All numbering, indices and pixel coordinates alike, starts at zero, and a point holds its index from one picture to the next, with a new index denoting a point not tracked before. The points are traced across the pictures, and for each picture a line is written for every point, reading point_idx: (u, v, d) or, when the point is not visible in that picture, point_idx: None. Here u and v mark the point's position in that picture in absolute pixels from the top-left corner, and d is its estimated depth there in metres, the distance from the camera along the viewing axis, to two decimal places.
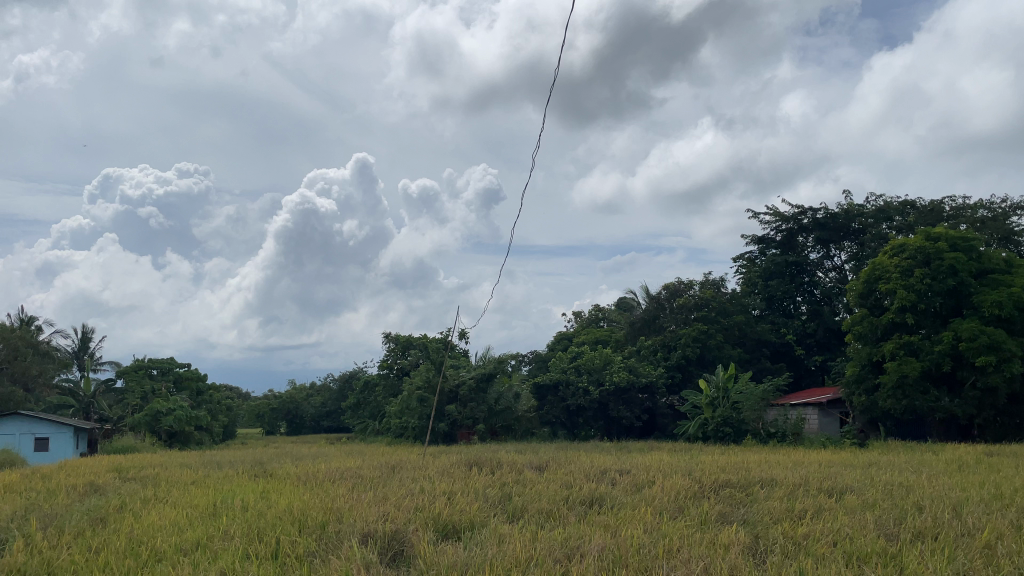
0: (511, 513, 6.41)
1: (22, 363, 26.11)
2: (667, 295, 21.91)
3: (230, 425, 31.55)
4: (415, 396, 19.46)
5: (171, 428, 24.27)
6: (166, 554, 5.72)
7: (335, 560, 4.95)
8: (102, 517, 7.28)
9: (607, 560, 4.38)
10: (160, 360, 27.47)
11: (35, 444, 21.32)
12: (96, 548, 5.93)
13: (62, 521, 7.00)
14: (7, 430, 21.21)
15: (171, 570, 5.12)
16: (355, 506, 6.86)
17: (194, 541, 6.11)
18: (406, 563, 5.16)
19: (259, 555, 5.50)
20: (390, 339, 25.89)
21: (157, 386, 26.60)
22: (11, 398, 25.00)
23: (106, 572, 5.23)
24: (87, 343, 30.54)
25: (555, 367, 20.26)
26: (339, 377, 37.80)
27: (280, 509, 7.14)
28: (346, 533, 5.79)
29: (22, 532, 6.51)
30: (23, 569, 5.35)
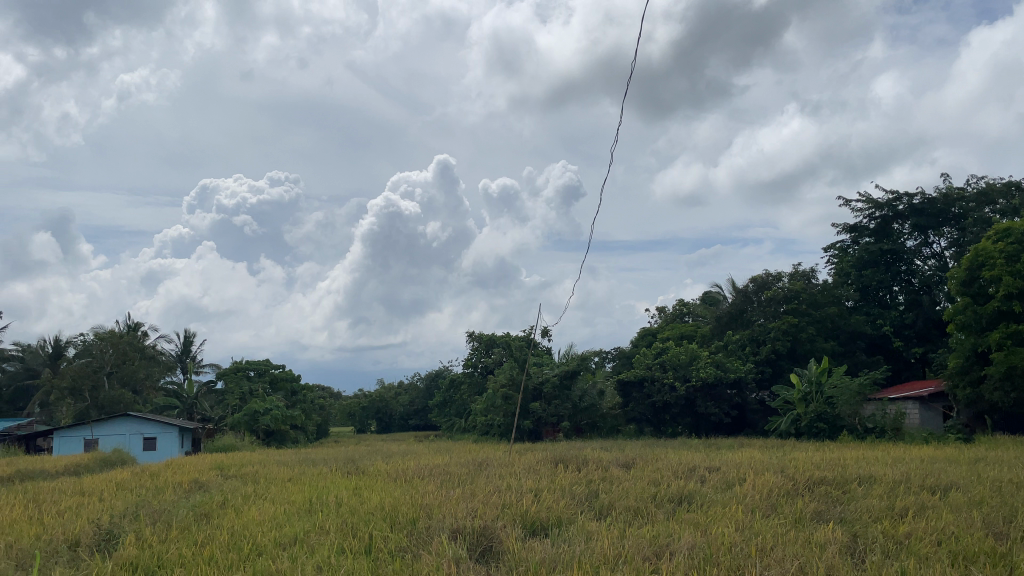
0: (599, 510, 6.38)
1: (130, 367, 27.59)
2: (754, 287, 21.39)
3: (323, 423, 32.59)
4: (500, 394, 19.66)
5: (268, 427, 25.26)
6: (266, 548, 5.95)
7: (425, 557, 5.03)
8: (206, 512, 7.65)
9: (698, 558, 4.31)
10: (257, 362, 28.62)
11: (144, 444, 22.55)
12: (202, 542, 6.23)
13: (168, 516, 7.37)
14: (119, 430, 22.51)
15: (272, 563, 5.35)
16: (444, 503, 6.97)
17: (292, 535, 6.34)
18: (496, 559, 5.22)
19: (353, 550, 5.67)
20: (474, 337, 26.16)
21: (254, 387, 27.71)
22: (121, 400, 26.51)
23: (212, 564, 5.50)
24: (189, 347, 32.07)
25: (640, 363, 20.01)
26: (426, 375, 38.41)
27: (371, 505, 7.34)
28: (435, 529, 5.90)
29: (133, 527, 6.91)
30: (135, 562, 5.68)
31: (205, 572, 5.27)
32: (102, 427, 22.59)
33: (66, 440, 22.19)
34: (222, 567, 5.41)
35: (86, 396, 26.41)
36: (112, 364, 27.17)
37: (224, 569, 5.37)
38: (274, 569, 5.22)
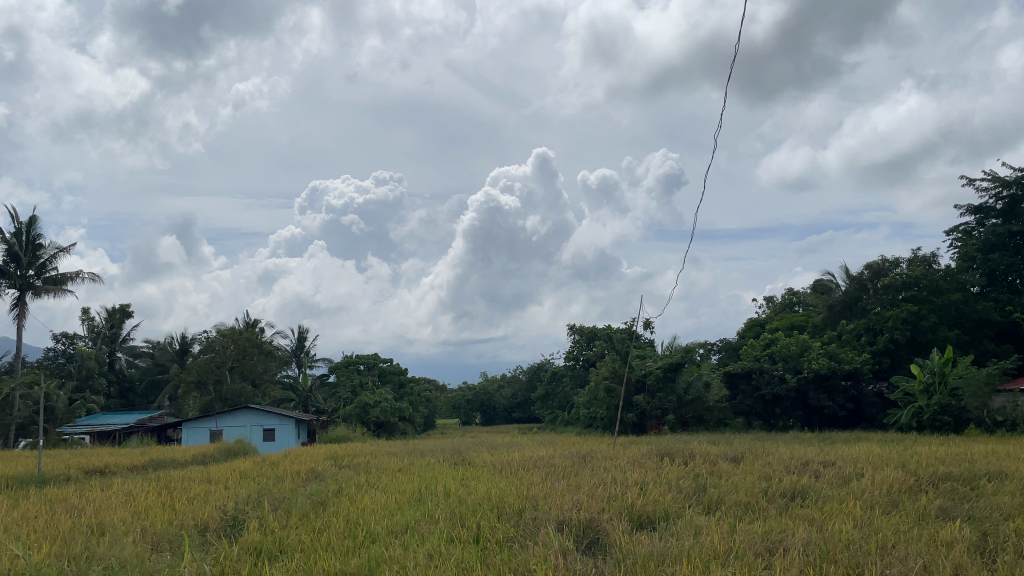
0: (707, 504, 6.29)
1: (249, 361, 28.95)
2: (870, 274, 20.43)
3: (430, 416, 33.44)
4: (602, 387, 19.60)
5: (378, 419, 26.15)
6: (378, 536, 6.18)
7: (532, 547, 5.09)
8: (323, 500, 8.01)
9: (814, 555, 4.19)
10: (366, 356, 29.65)
11: (264, 434, 23.78)
12: (319, 528, 6.55)
13: (288, 504, 7.76)
14: (241, 421, 23.84)
15: (385, 550, 5.56)
16: (550, 495, 7.03)
17: (404, 524, 6.55)
18: (603, 551, 5.23)
19: (462, 539, 5.81)
20: (575, 330, 26.21)
21: (364, 380, 28.73)
22: (243, 394, 28.03)
23: (329, 550, 5.77)
24: (302, 342, 33.55)
25: (748, 355, 19.49)
26: (528, 368, 38.71)
27: (478, 495, 7.49)
28: (542, 520, 5.97)
29: (257, 514, 7.31)
30: (259, 546, 6.03)
31: (324, 558, 5.53)
32: (226, 419, 23.90)
33: (194, 431, 23.62)
34: (338, 552, 5.67)
35: (211, 390, 28.05)
36: (233, 359, 28.66)
37: (341, 554, 5.62)
38: (388, 556, 5.42)
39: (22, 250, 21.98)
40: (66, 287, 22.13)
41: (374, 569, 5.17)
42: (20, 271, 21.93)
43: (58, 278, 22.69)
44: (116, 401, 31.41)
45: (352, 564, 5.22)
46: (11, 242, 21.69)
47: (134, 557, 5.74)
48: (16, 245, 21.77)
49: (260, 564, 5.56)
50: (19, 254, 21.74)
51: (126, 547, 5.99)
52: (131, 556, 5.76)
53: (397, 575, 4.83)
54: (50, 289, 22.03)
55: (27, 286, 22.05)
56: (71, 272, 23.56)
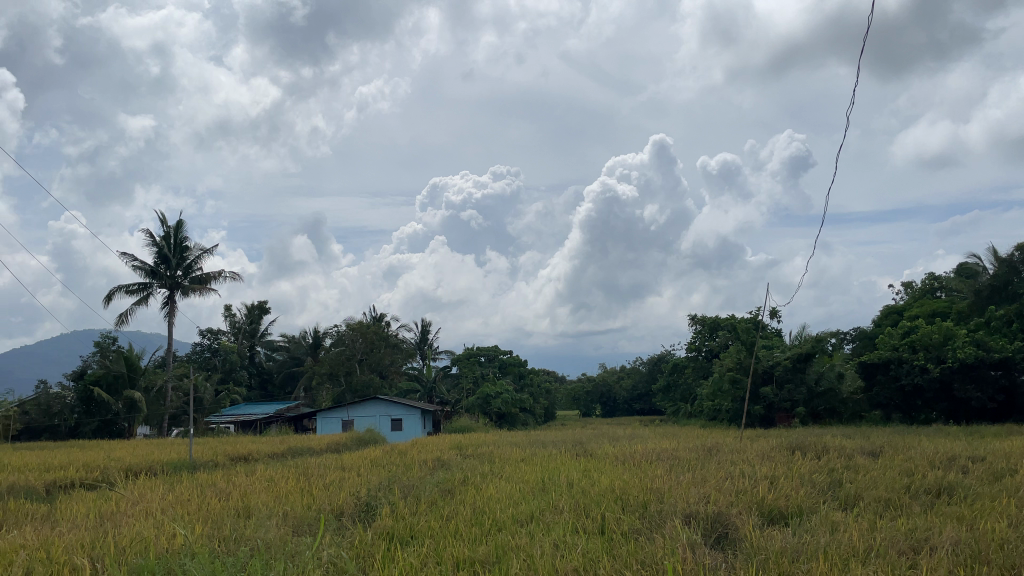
0: (844, 500, 6.03)
1: (377, 354, 30.12)
2: (1021, 256, 18.95)
3: (550, 407, 33.66)
4: (727, 378, 19.14)
5: (500, 410, 26.59)
6: (505, 524, 6.29)
7: (659, 539, 5.06)
8: (450, 488, 8.24)
9: (964, 554, 3.94)
10: (487, 348, 30.20)
11: (392, 424, 24.74)
12: (448, 516, 6.75)
13: (418, 491, 8.03)
14: (370, 411, 24.84)
15: (512, 539, 5.66)
16: (675, 488, 6.92)
17: (529, 513, 6.65)
18: (733, 546, 5.11)
19: (588, 530, 5.83)
20: (697, 320, 25.65)
21: (486, 372, 29.30)
22: (371, 385, 29.20)
23: (457, 537, 5.94)
24: (426, 335, 34.53)
25: (885, 345, 18.45)
26: (648, 359, 38.21)
27: (601, 487, 7.48)
28: (669, 513, 5.89)
29: (389, 500, 7.62)
30: (391, 531, 6.29)
31: (453, 544, 5.70)
32: (357, 410, 24.95)
33: (328, 421, 24.83)
34: (466, 539, 5.83)
35: (342, 381, 29.38)
36: (362, 352, 29.88)
37: (469, 541, 5.77)
38: (515, 545, 5.52)
39: (171, 252, 23.72)
40: (210, 286, 23.74)
41: (502, 557, 5.27)
42: (169, 272, 23.71)
43: (203, 277, 24.37)
44: (256, 392, 33.42)
45: (481, 551, 5.35)
46: (161, 245, 23.47)
47: (276, 540, 6.11)
48: (166, 248, 23.54)
49: (392, 549, 5.78)
50: (168, 256, 23.49)
51: (270, 530, 6.39)
52: (275, 538, 6.13)
53: (523, 562, 4.92)
54: (195, 288, 23.70)
55: (175, 285, 23.81)
56: (213, 271, 25.26)
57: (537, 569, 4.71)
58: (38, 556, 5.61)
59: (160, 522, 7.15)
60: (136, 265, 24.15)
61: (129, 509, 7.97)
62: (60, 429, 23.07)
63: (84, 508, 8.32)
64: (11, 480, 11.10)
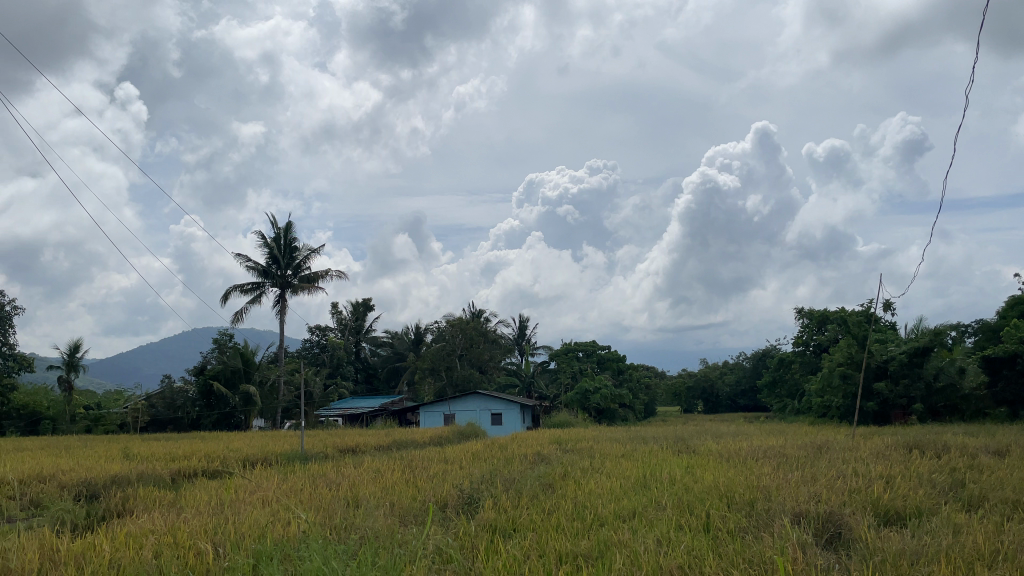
0: (967, 501, 5.71)
1: (477, 349, 30.44)
2: None
3: (650, 403, 33.31)
4: (837, 373, 18.41)
5: (599, 405, 26.52)
6: (607, 519, 6.30)
7: (768, 539, 4.94)
8: (551, 483, 8.31)
9: None
10: (585, 343, 30.11)
11: (492, 419, 25.03)
12: (550, 509, 6.80)
13: (519, 485, 8.13)
14: (471, 406, 25.25)
15: (615, 534, 5.66)
16: (783, 486, 6.74)
17: (631, 509, 6.62)
18: (846, 547, 4.94)
19: (692, 527, 5.76)
20: (805, 313, 24.77)
21: (584, 367, 29.27)
22: (471, 379, 29.63)
23: (559, 531, 5.98)
24: (524, 331, 34.80)
25: (1010, 337, 16.98)
26: (752, 354, 37.13)
27: (706, 484, 7.35)
28: (777, 511, 5.74)
29: (492, 493, 7.74)
30: (494, 523, 6.40)
31: (555, 538, 5.75)
32: (457, 404, 25.42)
33: (430, 415, 25.42)
34: (568, 533, 5.87)
35: (443, 376, 30.01)
36: (462, 347, 30.36)
37: (572, 535, 5.81)
38: (618, 540, 5.52)
39: (281, 252, 24.79)
40: (317, 284, 24.71)
41: (604, 552, 5.28)
42: (280, 271, 24.81)
43: (311, 276, 25.36)
44: (363, 386, 34.51)
45: (584, 546, 5.37)
46: (272, 246, 24.58)
47: (384, 529, 6.32)
48: (276, 249, 24.64)
49: (496, 541, 5.90)
50: (278, 256, 24.56)
51: (378, 520, 6.61)
52: (384, 528, 6.35)
53: (626, 557, 4.92)
54: (304, 287, 24.70)
55: (286, 284, 24.90)
56: (321, 270, 26.28)
57: (641, 565, 4.69)
58: (167, 540, 6.01)
59: (276, 510, 7.52)
60: (250, 265, 25.41)
61: (248, 497, 8.43)
62: (183, 421, 24.56)
63: (207, 496, 8.84)
64: (141, 468, 11.93)
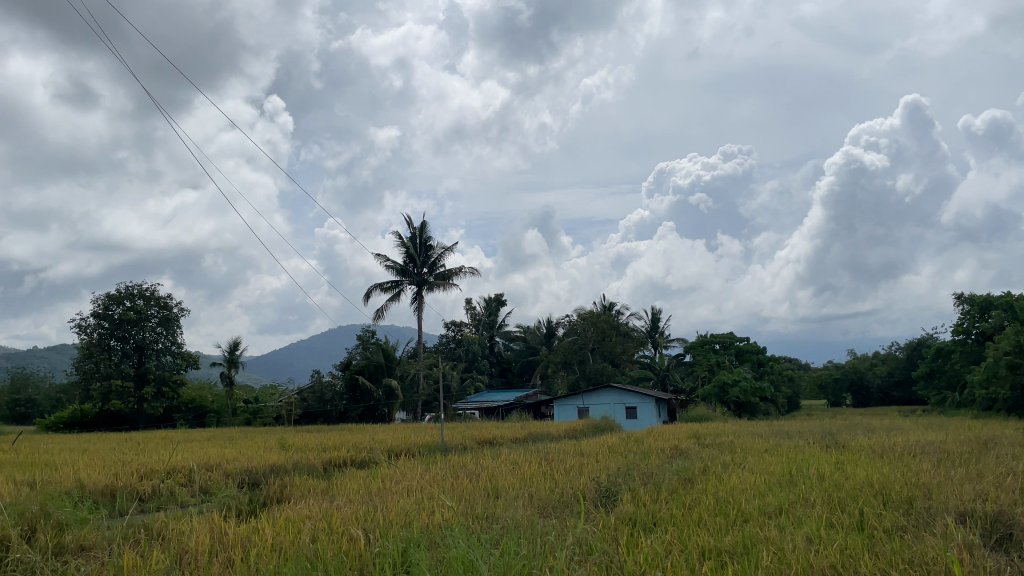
0: None
1: (609, 342, 30.12)
2: None
3: (793, 396, 31.99)
4: (1004, 362, 16.99)
5: (738, 399, 25.77)
6: (752, 515, 6.12)
7: (929, 538, 4.66)
8: (690, 477, 8.17)
9: None
10: (722, 334, 29.27)
11: (627, 412, 24.85)
12: (691, 505, 6.68)
13: (657, 479, 8.07)
14: (605, 399, 25.17)
15: (760, 531, 5.51)
16: (945, 483, 6.30)
17: (777, 506, 6.40)
18: (1020, 549, 4.56)
19: (845, 525, 5.51)
20: (964, 299, 23.06)
21: (721, 359, 28.48)
22: (604, 373, 29.49)
23: (701, 527, 5.86)
24: (657, 323, 34.34)
25: None
26: (906, 344, 34.81)
27: (856, 480, 7.00)
28: (938, 510, 5.39)
29: (630, 486, 7.71)
30: (633, 517, 6.37)
31: (698, 533, 5.65)
32: (591, 397, 25.41)
33: (564, 408, 25.58)
34: (711, 529, 5.75)
35: (576, 369, 30.11)
36: (594, 340, 30.22)
37: (715, 531, 5.70)
38: (764, 537, 5.36)
39: (417, 251, 25.63)
40: (452, 281, 25.36)
41: (750, 548, 5.14)
42: (416, 269, 25.69)
43: (446, 272, 26.08)
44: (497, 380, 35.17)
45: (727, 542, 5.26)
46: (409, 245, 25.46)
47: (524, 520, 6.42)
48: (412, 248, 25.51)
49: (637, 535, 5.86)
50: (414, 255, 25.43)
51: (518, 510, 6.74)
52: (525, 519, 6.45)
53: (773, 555, 4.77)
54: (439, 284, 25.43)
55: (422, 282, 25.74)
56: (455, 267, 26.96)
57: (790, 563, 4.53)
58: (322, 526, 6.38)
59: (421, 499, 7.83)
60: (389, 264, 26.45)
61: (394, 486, 8.83)
62: (332, 414, 25.94)
63: (356, 485, 9.32)
64: (296, 458, 12.73)
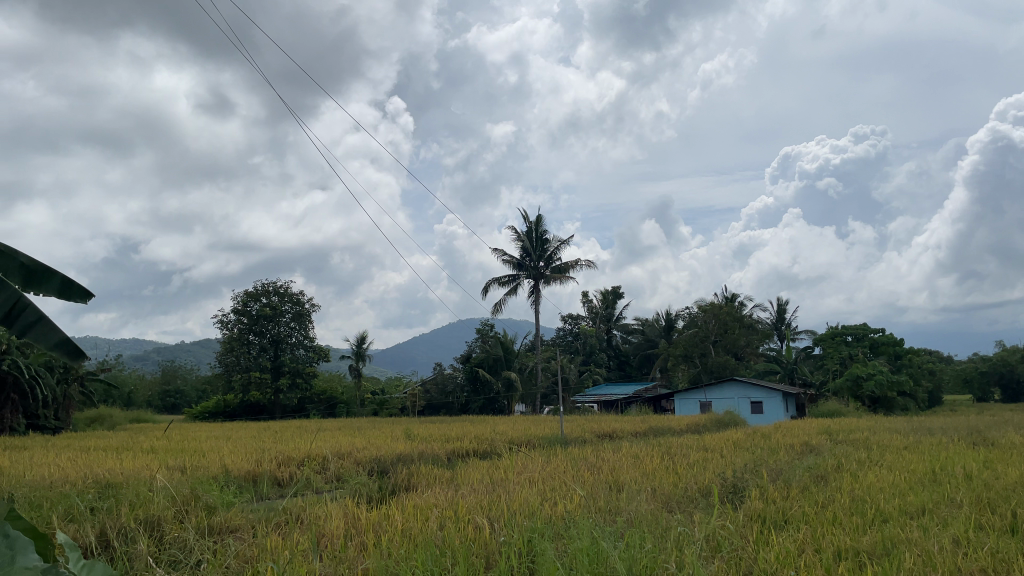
0: None
1: (732, 335, 29.27)
2: None
3: (934, 390, 30.03)
4: None
5: (873, 393, 24.47)
6: (891, 516, 5.80)
7: None
8: (823, 475, 7.82)
9: None
10: (855, 326, 27.82)
11: (752, 407, 24.11)
12: (824, 503, 6.40)
13: (787, 475, 7.78)
14: (729, 393, 24.50)
15: (901, 531, 5.22)
16: None
17: (919, 505, 6.04)
18: None
19: (996, 527, 5.13)
20: None
21: (854, 352, 27.09)
22: (727, 366, 28.68)
23: (836, 526, 5.60)
24: (783, 315, 33.10)
25: None
26: None
27: (1008, 480, 6.50)
28: None
29: (757, 483, 7.48)
30: (762, 515, 6.16)
31: (833, 533, 5.41)
32: (714, 391, 24.80)
33: (686, 402, 25.13)
34: (847, 529, 5.49)
35: (697, 362, 29.47)
36: (716, 333, 29.46)
37: (851, 530, 5.45)
38: (907, 538, 5.07)
39: (534, 245, 25.79)
40: (568, 274, 25.36)
41: (891, 549, 4.88)
42: (533, 262, 25.88)
43: (563, 266, 26.11)
44: (616, 373, 34.86)
45: (866, 542, 5.00)
46: (526, 239, 25.67)
47: (648, 514, 6.35)
48: (528, 242, 25.71)
49: (767, 533, 5.67)
50: (530, 249, 25.65)
51: (642, 504, 6.67)
52: (649, 513, 6.38)
53: (914, 555, 4.53)
54: (556, 277, 25.51)
55: (539, 275, 25.88)
56: (571, 260, 26.95)
57: (936, 565, 4.28)
58: (448, 514, 6.56)
59: (545, 490, 7.90)
60: (506, 258, 26.77)
61: (516, 478, 8.94)
62: (454, 406, 26.59)
63: (480, 475, 9.50)
64: (421, 448, 13.12)
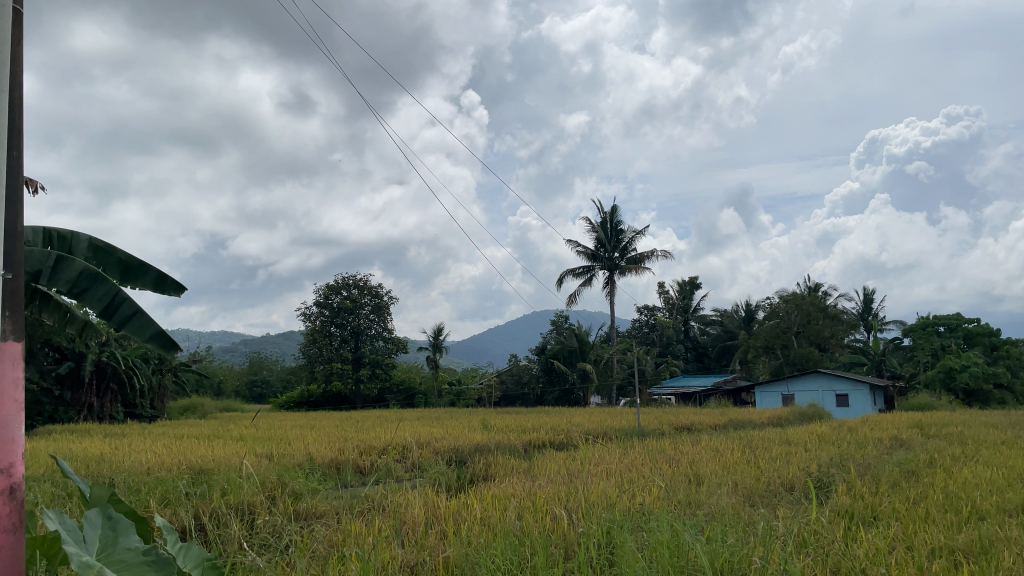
0: None
1: (816, 326, 28.45)
2: None
3: None
4: None
5: (968, 385, 23.38)
6: (988, 514, 5.54)
7: None
8: (914, 470, 7.52)
9: None
10: (947, 316, 26.58)
11: (837, 400, 23.37)
12: (916, 499, 6.16)
13: (876, 470, 7.52)
14: (812, 386, 23.83)
15: (1000, 529, 4.99)
16: None
17: (1020, 503, 5.75)
18: None
19: None
20: None
21: (947, 343, 25.90)
22: (811, 358, 27.86)
23: (929, 523, 5.40)
24: (870, 305, 31.93)
25: None
26: None
27: None
28: None
29: (844, 477, 7.25)
30: (849, 511, 5.98)
31: (926, 530, 5.21)
32: (797, 384, 24.13)
33: (768, 394, 24.56)
34: (940, 526, 5.28)
35: (779, 354, 28.73)
36: (798, 324, 28.65)
37: (945, 528, 5.23)
38: (1005, 537, 4.84)
39: (608, 236, 25.60)
40: (644, 265, 25.08)
41: (989, 549, 4.66)
42: (608, 253, 25.69)
43: (638, 256, 25.85)
44: (694, 365, 34.30)
45: (962, 540, 4.79)
46: (601, 230, 25.50)
47: (729, 508, 6.24)
48: (603, 233, 25.54)
49: (855, 529, 5.50)
50: (605, 240, 25.47)
51: (723, 498, 6.56)
52: (730, 506, 6.28)
53: (1013, 554, 4.33)
54: (631, 268, 25.28)
55: (614, 266, 25.67)
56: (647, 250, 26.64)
57: None
58: (527, 504, 6.59)
59: (623, 482, 7.85)
60: (581, 250, 26.67)
61: (593, 469, 8.91)
62: (530, 397, 26.70)
63: (557, 466, 9.51)
64: (498, 438, 13.23)
